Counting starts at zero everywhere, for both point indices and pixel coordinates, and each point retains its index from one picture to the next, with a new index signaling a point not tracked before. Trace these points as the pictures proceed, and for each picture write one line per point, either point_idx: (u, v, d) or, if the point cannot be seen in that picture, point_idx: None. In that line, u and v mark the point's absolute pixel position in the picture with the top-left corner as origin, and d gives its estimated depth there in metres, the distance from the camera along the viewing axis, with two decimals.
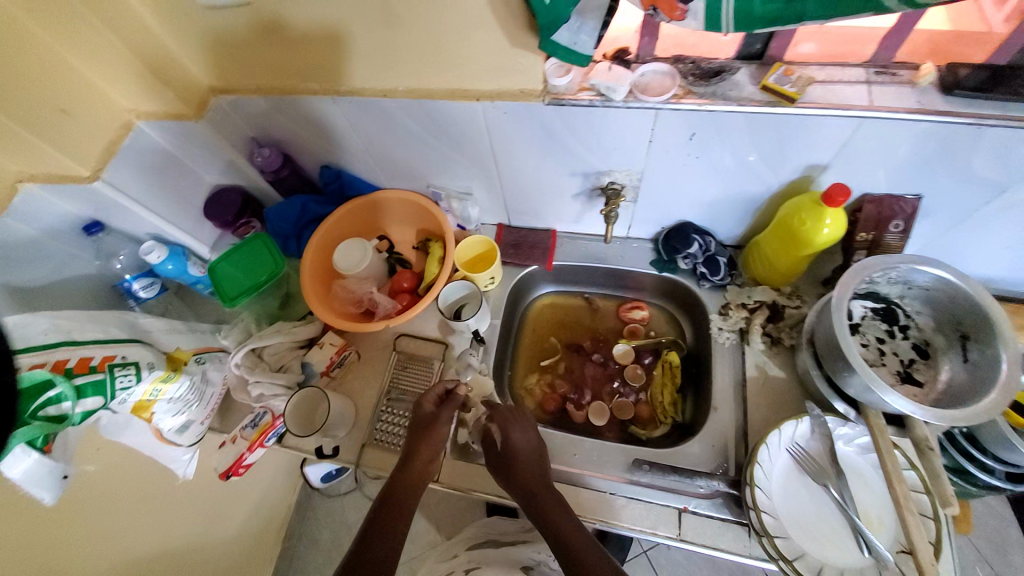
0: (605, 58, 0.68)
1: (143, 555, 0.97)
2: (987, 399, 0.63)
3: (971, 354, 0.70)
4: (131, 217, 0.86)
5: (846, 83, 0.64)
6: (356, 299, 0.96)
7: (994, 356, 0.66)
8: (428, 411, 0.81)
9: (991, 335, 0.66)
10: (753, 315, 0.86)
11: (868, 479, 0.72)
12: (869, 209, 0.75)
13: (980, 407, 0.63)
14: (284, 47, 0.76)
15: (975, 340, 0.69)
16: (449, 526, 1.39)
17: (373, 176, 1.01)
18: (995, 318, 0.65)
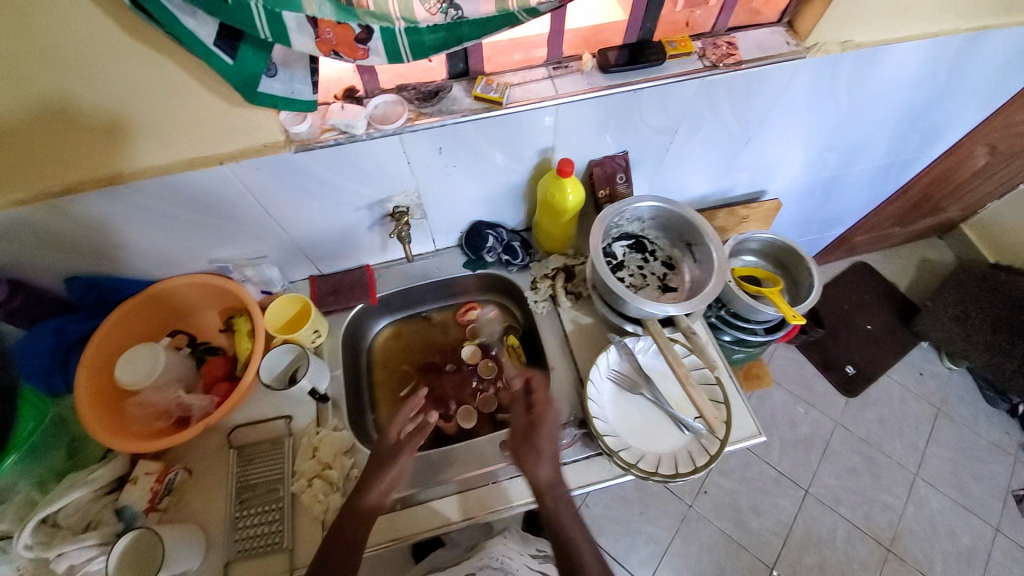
0: (337, 99, 0.73)
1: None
2: (711, 284, 0.87)
3: (698, 255, 0.93)
4: None
5: (536, 81, 0.79)
6: (160, 410, 0.84)
7: (708, 250, 0.90)
8: (393, 443, 0.80)
9: (702, 237, 0.91)
10: (555, 281, 0.99)
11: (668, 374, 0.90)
12: (598, 171, 0.94)
13: (708, 290, 0.86)
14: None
15: (696, 244, 0.93)
16: None
17: (141, 272, 0.90)
18: (698, 225, 0.90)
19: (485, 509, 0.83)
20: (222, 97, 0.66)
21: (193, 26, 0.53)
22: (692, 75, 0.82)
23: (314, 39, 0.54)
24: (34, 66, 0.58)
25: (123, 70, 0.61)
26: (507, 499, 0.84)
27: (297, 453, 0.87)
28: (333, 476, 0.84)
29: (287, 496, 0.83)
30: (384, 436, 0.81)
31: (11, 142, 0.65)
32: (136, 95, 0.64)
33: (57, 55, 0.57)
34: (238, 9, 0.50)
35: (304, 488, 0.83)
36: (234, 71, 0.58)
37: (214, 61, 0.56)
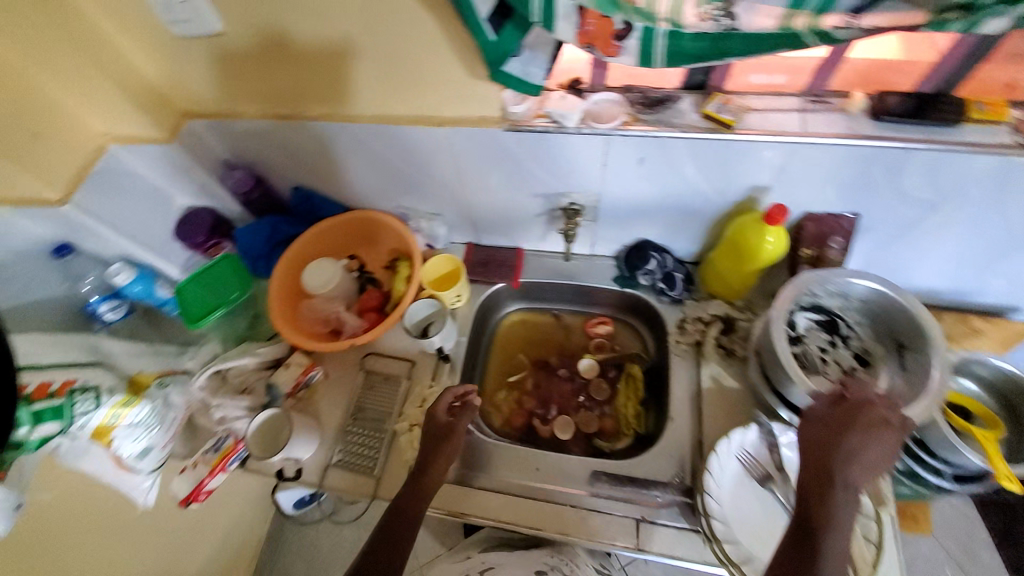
0: (560, 88, 0.73)
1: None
2: (919, 404, 0.69)
3: (908, 363, 0.76)
4: (100, 240, 0.88)
5: (782, 110, 0.69)
6: (323, 317, 0.98)
7: (927, 362, 0.72)
8: (442, 420, 0.81)
9: (925, 344, 0.73)
10: (707, 328, 0.90)
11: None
12: (811, 226, 0.81)
13: (913, 410, 0.68)
14: (262, 75, 0.80)
15: (911, 349, 0.75)
16: (431, 548, 1.36)
17: (342, 197, 1.03)
18: (927, 328, 0.72)
19: (558, 530, 0.79)
20: (464, 64, 0.70)
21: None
22: (995, 148, 0.65)
23: (576, 29, 0.53)
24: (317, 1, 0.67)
25: (381, 18, 0.66)
26: (585, 531, 0.78)
27: (407, 397, 0.94)
28: None
29: (390, 432, 0.91)
30: (433, 411, 0.81)
31: (288, 63, 0.77)
32: (378, 41, 0.70)
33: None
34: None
35: (404, 430, 0.89)
36: (490, 46, 0.60)
37: (478, 33, 0.58)
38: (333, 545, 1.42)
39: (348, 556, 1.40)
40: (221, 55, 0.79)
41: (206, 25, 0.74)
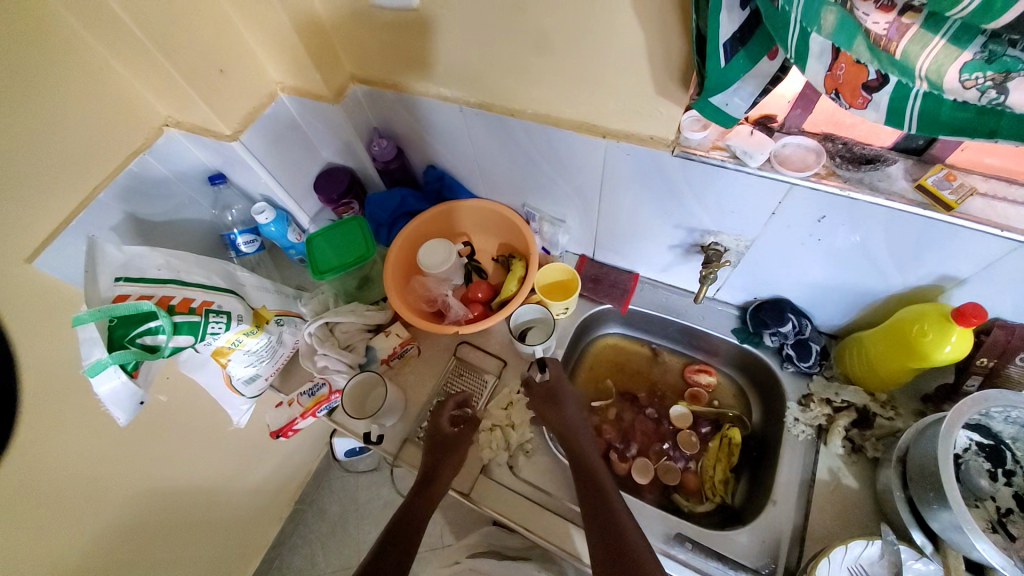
0: (748, 121, 0.66)
1: (180, 485, 1.04)
2: None
3: None
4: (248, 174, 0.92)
5: (1012, 202, 0.58)
6: (430, 297, 0.99)
7: None
8: (447, 432, 0.87)
9: None
10: (836, 414, 0.80)
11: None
12: (998, 335, 0.69)
13: None
14: (437, 53, 0.78)
15: None
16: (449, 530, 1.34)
17: (472, 183, 1.04)
18: None
19: None
20: (657, 83, 0.64)
21: (725, 20, 0.50)
22: None
23: (826, 70, 0.48)
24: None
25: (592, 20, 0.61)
26: None
27: (494, 395, 0.94)
28: (512, 437, 0.88)
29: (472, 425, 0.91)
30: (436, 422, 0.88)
31: (470, 47, 0.74)
32: (576, 43, 0.65)
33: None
34: (776, 18, 0.47)
35: (486, 428, 0.89)
36: (717, 75, 0.54)
37: (712, 59, 0.53)
38: (370, 500, 1.49)
39: (381, 513, 1.46)
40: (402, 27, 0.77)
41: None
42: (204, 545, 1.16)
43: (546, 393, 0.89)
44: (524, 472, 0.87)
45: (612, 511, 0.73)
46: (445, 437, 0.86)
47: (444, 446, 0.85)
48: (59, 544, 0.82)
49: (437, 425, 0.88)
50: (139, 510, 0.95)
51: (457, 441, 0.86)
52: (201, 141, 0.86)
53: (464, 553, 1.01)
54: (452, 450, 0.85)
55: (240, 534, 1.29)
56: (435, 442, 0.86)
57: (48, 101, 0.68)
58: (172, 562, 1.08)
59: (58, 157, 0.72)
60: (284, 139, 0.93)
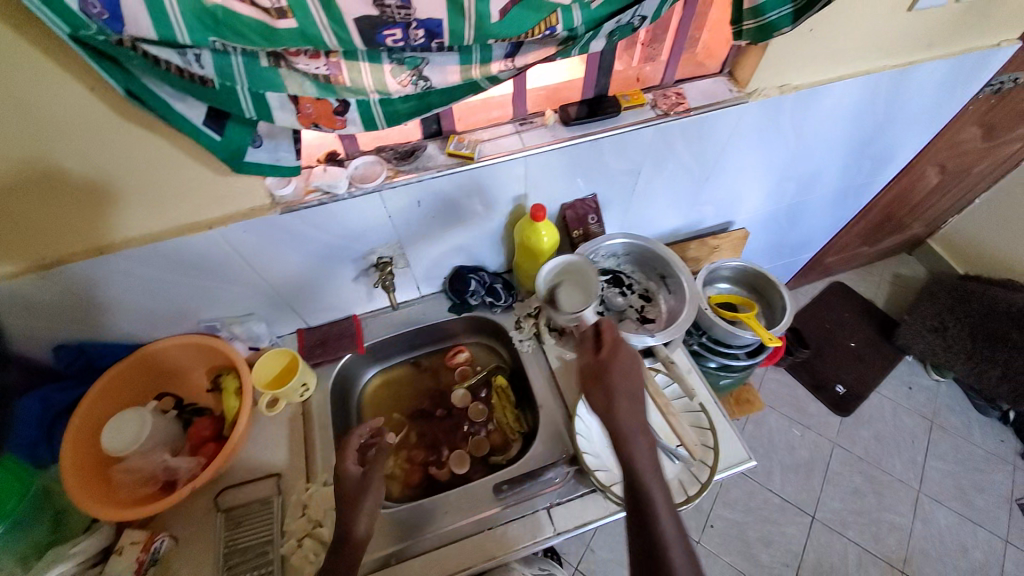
0: (319, 162, 0.79)
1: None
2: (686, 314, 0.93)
3: (671, 287, 1.00)
4: None
5: (505, 136, 0.86)
6: (147, 475, 0.82)
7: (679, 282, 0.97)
8: (354, 474, 0.77)
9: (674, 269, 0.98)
10: (537, 318, 1.04)
11: (650, 405, 0.92)
12: (570, 213, 0.99)
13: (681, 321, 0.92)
14: (21, 224, 0.68)
15: (668, 276, 0.99)
16: None
17: (126, 337, 0.91)
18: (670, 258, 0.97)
19: (483, 558, 0.81)
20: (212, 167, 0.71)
21: (184, 110, 0.58)
22: (649, 122, 0.90)
23: (297, 113, 0.62)
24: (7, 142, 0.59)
25: (89, 143, 0.63)
26: (506, 545, 0.82)
27: (286, 512, 0.85)
28: (323, 534, 0.81)
29: (277, 558, 0.80)
30: (342, 471, 0.77)
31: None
32: (99, 168, 0.66)
33: (9, 118, 0.58)
34: (224, 95, 0.57)
35: (294, 549, 0.80)
36: (219, 147, 0.63)
37: (202, 138, 0.61)
38: None
39: None
40: (48, 200, 0.67)
41: None
42: None
43: (597, 374, 0.71)
44: None
45: (644, 503, 0.61)
46: (353, 483, 0.76)
47: (359, 489, 0.75)
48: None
49: (342, 469, 0.78)
50: None
51: (371, 472, 0.77)
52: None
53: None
54: (368, 484, 0.75)
55: None
56: (342, 498, 0.75)
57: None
58: None
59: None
60: None
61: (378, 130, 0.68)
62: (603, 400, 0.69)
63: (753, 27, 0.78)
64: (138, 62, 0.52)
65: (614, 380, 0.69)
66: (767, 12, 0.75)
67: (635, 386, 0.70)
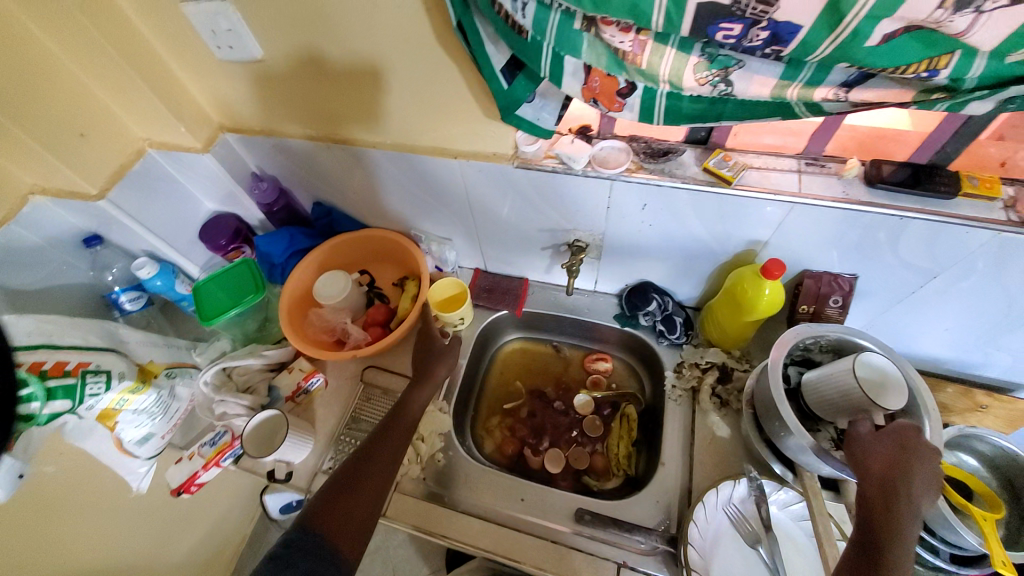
0: (570, 132, 0.78)
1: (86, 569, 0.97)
2: None
3: None
4: (125, 231, 0.95)
5: (779, 171, 0.72)
6: (329, 326, 1.01)
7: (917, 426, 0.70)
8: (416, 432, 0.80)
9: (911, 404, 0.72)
10: (704, 375, 0.90)
11: (800, 546, 0.73)
12: (809, 284, 0.81)
13: None
14: (363, 99, 0.82)
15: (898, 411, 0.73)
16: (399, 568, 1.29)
17: (359, 214, 1.09)
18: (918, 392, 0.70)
19: (535, 564, 0.79)
20: (482, 107, 0.76)
21: (490, 53, 0.61)
22: (988, 224, 0.65)
23: (583, 84, 0.60)
24: (350, 33, 0.71)
25: (404, 53, 0.72)
26: (563, 570, 0.78)
27: None
28: (422, 449, 0.90)
29: None
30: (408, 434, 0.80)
31: (319, 91, 0.83)
32: (382, 74, 0.77)
33: (359, 14, 0.68)
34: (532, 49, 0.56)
35: None
36: (500, 94, 0.65)
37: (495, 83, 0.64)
38: None
39: None
40: (390, 88, 0.78)
41: (247, 51, 0.79)
42: None
43: (887, 480, 0.58)
44: (437, 482, 0.89)
45: None
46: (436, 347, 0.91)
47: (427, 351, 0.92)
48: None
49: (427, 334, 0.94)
50: None
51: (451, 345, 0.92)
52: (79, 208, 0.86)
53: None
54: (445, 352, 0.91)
55: None
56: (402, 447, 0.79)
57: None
58: None
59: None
60: (157, 194, 0.97)
61: (652, 123, 0.63)
62: (884, 489, 0.58)
63: None
64: None
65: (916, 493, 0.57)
66: None
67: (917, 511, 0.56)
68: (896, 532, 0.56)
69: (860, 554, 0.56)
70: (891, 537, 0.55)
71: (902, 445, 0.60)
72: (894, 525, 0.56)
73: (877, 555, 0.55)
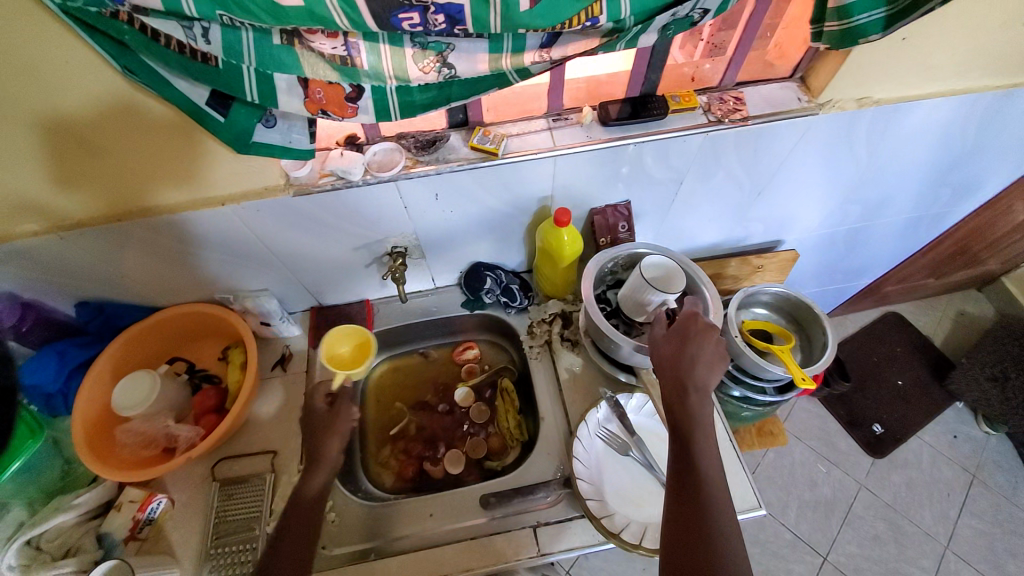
0: (338, 145, 0.76)
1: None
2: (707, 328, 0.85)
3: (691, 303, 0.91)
4: None
5: (536, 132, 0.79)
6: (146, 439, 0.85)
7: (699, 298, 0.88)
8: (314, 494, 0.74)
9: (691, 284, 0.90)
10: (552, 326, 0.98)
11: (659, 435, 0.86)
12: (599, 219, 0.92)
13: None
14: (102, 164, 0.69)
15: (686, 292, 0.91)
16: None
17: (145, 299, 0.93)
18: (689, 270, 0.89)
19: (462, 568, 0.79)
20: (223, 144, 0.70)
21: (185, 89, 0.56)
22: (696, 129, 0.81)
23: (305, 97, 0.58)
24: (22, 104, 0.59)
25: (131, 98, 0.62)
26: (489, 559, 0.79)
27: (277, 491, 0.86)
28: None
29: (261, 536, 0.82)
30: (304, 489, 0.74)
31: (18, 180, 0.68)
32: (112, 131, 0.65)
33: (22, 78, 0.57)
34: (226, 75, 0.53)
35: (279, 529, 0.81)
36: (222, 130, 0.61)
37: (210, 120, 0.60)
38: None
39: None
40: (131, 144, 0.67)
41: None
42: None
43: (675, 372, 0.69)
44: (339, 541, 0.83)
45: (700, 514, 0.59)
46: (320, 415, 0.81)
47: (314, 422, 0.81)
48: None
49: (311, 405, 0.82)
50: None
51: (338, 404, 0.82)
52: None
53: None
54: (333, 416, 0.81)
55: None
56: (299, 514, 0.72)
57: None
58: None
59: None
60: None
61: (392, 120, 0.64)
62: (677, 387, 0.68)
63: (836, 30, 0.67)
64: (132, 38, 0.49)
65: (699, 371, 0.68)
66: (855, 14, 0.64)
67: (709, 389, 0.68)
68: (692, 416, 0.66)
69: (677, 446, 0.65)
70: (688, 423, 0.65)
71: (683, 337, 0.72)
72: (688, 411, 0.66)
73: (685, 443, 0.64)
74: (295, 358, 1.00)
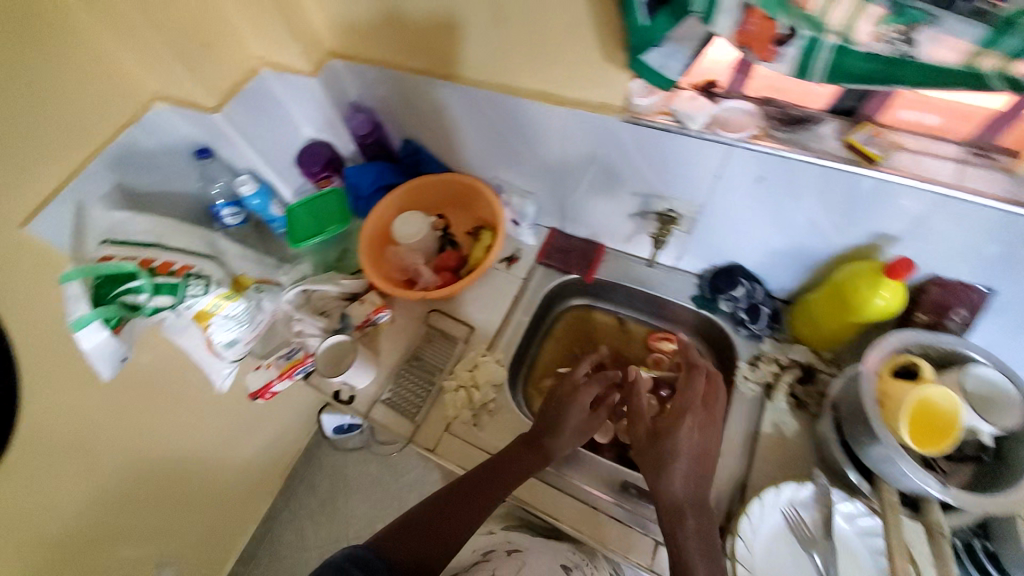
0: (693, 87, 0.70)
1: (140, 444, 1.12)
2: (1015, 494, 0.61)
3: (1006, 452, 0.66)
4: (235, 149, 1.01)
5: (934, 156, 0.63)
6: (403, 267, 1.04)
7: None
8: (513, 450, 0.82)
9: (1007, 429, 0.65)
10: (782, 372, 0.84)
11: (859, 561, 0.66)
12: (934, 292, 0.72)
13: (1007, 497, 0.61)
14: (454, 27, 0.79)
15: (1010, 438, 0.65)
16: None
17: (446, 156, 1.08)
18: None
19: (573, 525, 0.80)
20: (605, 52, 0.68)
21: None
22: None
23: (736, 26, 0.52)
24: None
25: None
26: (598, 535, 0.79)
27: (460, 358, 0.98)
28: (475, 397, 0.92)
29: (438, 385, 0.95)
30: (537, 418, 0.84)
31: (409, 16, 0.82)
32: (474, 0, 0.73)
33: None
34: None
35: (451, 389, 0.93)
36: (640, 34, 0.59)
37: (632, 15, 0.57)
38: (358, 480, 1.70)
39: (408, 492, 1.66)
40: (486, 19, 0.74)
41: None
42: (183, 515, 1.31)
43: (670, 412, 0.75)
44: (485, 429, 0.91)
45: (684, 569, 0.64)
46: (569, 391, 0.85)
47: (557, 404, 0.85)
48: (42, 493, 0.96)
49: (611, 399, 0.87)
50: (123, 470, 1.11)
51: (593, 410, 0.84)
52: (189, 115, 0.92)
53: (499, 525, 1.05)
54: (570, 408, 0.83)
55: (231, 511, 1.50)
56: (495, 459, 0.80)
57: (20, 64, 0.74)
58: (132, 530, 1.18)
59: (41, 127, 0.78)
60: (271, 117, 1.03)
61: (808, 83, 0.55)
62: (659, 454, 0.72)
63: None
64: None
65: (682, 434, 0.73)
66: None
67: (703, 462, 0.72)
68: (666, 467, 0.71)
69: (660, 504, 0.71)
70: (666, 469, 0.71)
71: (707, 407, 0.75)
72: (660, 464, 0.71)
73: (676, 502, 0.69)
74: (519, 261, 1.06)
